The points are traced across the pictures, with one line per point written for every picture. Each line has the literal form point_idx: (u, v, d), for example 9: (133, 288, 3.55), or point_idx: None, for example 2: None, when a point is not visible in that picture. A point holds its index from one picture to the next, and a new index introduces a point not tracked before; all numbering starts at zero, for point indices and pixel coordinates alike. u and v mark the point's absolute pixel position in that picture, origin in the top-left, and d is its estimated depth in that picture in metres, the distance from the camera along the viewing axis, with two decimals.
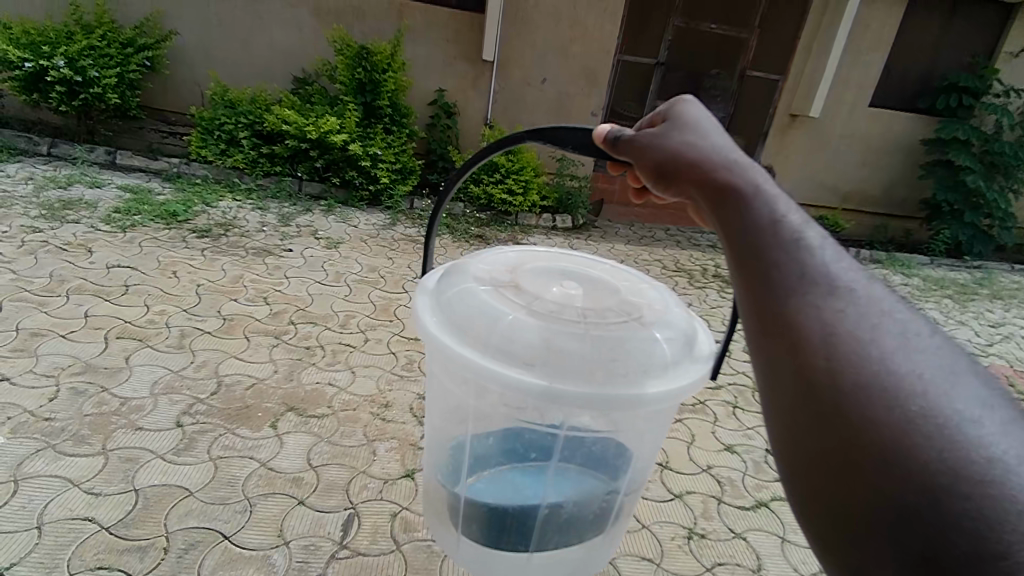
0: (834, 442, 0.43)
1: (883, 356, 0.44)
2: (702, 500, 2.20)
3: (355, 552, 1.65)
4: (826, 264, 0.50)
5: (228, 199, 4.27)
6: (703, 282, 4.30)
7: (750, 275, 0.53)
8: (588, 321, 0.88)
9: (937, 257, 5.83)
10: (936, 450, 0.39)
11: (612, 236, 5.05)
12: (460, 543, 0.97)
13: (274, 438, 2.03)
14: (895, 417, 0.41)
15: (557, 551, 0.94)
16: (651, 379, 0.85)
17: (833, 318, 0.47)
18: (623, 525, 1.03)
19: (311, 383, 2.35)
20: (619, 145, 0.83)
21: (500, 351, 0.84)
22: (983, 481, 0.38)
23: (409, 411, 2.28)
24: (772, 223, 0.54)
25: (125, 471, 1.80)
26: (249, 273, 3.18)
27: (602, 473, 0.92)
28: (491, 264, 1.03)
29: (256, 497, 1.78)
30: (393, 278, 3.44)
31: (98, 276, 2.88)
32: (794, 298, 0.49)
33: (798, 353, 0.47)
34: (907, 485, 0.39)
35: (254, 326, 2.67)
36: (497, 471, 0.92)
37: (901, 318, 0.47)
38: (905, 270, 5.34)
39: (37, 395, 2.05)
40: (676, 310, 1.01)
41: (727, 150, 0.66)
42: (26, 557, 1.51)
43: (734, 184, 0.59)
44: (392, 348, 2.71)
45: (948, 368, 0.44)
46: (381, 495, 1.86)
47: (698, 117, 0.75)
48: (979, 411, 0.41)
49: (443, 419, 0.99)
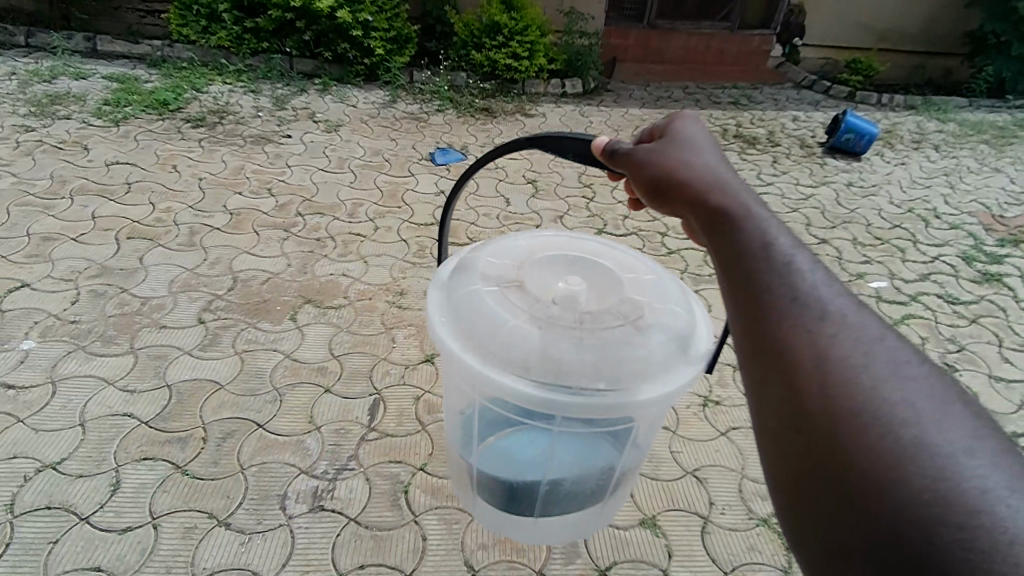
0: (828, 467, 0.49)
1: (876, 387, 0.50)
2: (718, 368, 2.22)
3: (384, 433, 1.72)
4: (815, 288, 0.59)
5: (219, 82, 4.02)
6: (723, 144, 4.06)
7: (745, 294, 0.61)
8: (583, 329, 1.01)
9: (977, 98, 5.30)
10: (928, 479, 0.44)
11: (626, 99, 4.69)
12: (482, 495, 1.25)
13: (296, 330, 2.06)
14: (889, 446, 0.46)
15: (559, 508, 1.20)
16: (641, 384, 0.99)
17: (829, 347, 0.54)
18: (619, 490, 1.25)
19: (326, 275, 2.34)
20: (618, 157, 0.92)
21: (500, 358, 0.98)
22: (974, 511, 0.42)
23: (425, 297, 2.27)
24: (762, 245, 0.64)
25: (156, 368, 1.85)
26: (250, 163, 3.07)
27: (590, 463, 1.11)
28: (500, 259, 1.14)
29: (284, 387, 1.84)
30: (398, 161, 3.29)
31: (99, 174, 2.80)
32: (787, 320, 0.57)
33: (791, 375, 0.54)
34: (898, 514, 0.44)
35: (261, 219, 2.62)
36: (498, 451, 1.14)
37: (893, 349, 0.53)
38: (941, 115, 4.90)
39: (60, 299, 2.07)
40: (676, 301, 1.12)
41: (717, 173, 0.78)
42: (75, 452, 1.60)
43: (726, 209, 0.71)
44: (403, 235, 2.64)
45: (938, 398, 0.49)
46: (404, 379, 1.91)
47: (691, 134, 0.88)
48: (969, 442, 0.46)
49: (457, 400, 1.18)
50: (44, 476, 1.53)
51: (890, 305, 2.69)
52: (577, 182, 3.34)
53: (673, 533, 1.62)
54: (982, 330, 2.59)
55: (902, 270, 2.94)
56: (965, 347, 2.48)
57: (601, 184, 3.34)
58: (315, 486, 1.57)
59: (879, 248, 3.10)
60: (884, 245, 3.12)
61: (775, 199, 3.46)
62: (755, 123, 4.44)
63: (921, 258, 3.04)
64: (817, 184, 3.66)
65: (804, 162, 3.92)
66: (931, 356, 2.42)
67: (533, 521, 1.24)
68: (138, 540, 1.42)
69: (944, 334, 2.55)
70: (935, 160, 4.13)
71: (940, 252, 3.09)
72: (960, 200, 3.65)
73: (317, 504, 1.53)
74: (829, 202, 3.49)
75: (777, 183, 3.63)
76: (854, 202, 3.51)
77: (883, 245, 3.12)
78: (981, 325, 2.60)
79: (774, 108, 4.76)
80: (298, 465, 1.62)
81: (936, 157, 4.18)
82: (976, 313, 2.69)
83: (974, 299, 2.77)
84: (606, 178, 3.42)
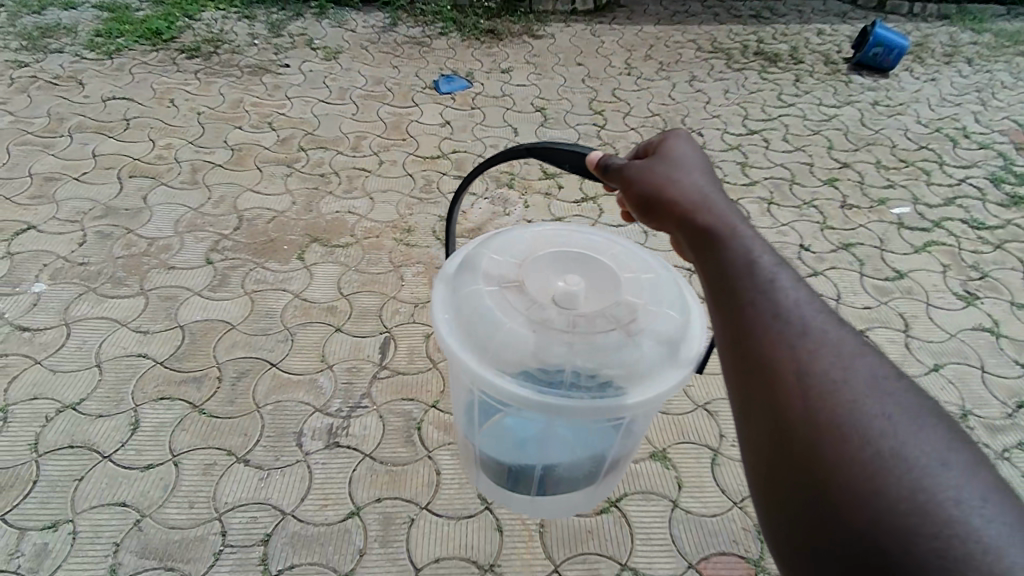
0: (808, 479, 0.52)
1: (855, 403, 0.53)
2: None
3: (395, 371, 1.73)
4: (795, 303, 0.61)
5: (212, 8, 3.83)
6: (743, 62, 3.82)
7: (730, 309, 0.63)
8: (577, 333, 1.01)
9: (1016, 4, 4.93)
10: (907, 491, 0.46)
11: (641, 16, 4.39)
12: (483, 475, 1.31)
13: (304, 269, 2.03)
14: (868, 458, 0.49)
15: (557, 492, 1.25)
16: (630, 389, 1.01)
17: (812, 365, 0.56)
18: (614, 476, 1.30)
19: (332, 212, 2.29)
20: (611, 173, 0.90)
21: (499, 360, 1.01)
22: (951, 521, 0.44)
23: (432, 233, 2.23)
24: (747, 263, 0.65)
25: (167, 310, 1.86)
26: (248, 95, 2.96)
27: (583, 457, 1.16)
28: (501, 255, 1.12)
29: (295, 327, 1.84)
30: (400, 90, 3.15)
31: (96, 111, 2.72)
32: (771, 334, 0.59)
33: (774, 386, 0.57)
34: (874, 522, 0.46)
35: (263, 155, 2.55)
36: (499, 440, 1.19)
37: (872, 363, 0.56)
38: (976, 24, 4.57)
39: (67, 241, 2.06)
40: (673, 302, 1.10)
41: (706, 191, 0.77)
42: (93, 392, 1.63)
43: (710, 227, 0.71)
44: (408, 170, 2.57)
45: (914, 412, 0.52)
46: (413, 318, 1.90)
47: (683, 156, 0.85)
48: (943, 454, 0.49)
49: (458, 392, 1.21)
50: (65, 416, 1.57)
51: (912, 231, 2.59)
52: (587, 109, 3.19)
53: (683, 466, 1.64)
54: (1007, 256, 2.49)
55: (926, 194, 2.81)
56: (987, 274, 2.40)
57: (612, 111, 3.19)
58: (330, 423, 1.60)
59: (903, 170, 2.95)
60: (909, 168, 2.97)
61: (796, 121, 3.29)
62: (778, 39, 4.16)
63: (946, 181, 2.90)
64: (840, 104, 3.46)
65: (828, 81, 3.69)
66: (951, 284, 2.35)
67: (530, 503, 1.30)
68: (161, 476, 1.47)
69: (967, 261, 2.46)
70: (967, 74, 3.87)
71: (967, 175, 2.95)
72: (991, 117, 3.44)
73: (333, 441, 1.57)
74: (853, 123, 3.30)
75: (799, 104, 3.43)
76: (878, 122, 3.33)
77: (907, 167, 2.98)
78: (1006, 251, 2.50)
79: (798, 22, 4.44)
80: (312, 403, 1.64)
81: (968, 71, 3.91)
82: (1002, 238, 2.58)
83: (1000, 224, 2.66)
84: (618, 104, 3.26)
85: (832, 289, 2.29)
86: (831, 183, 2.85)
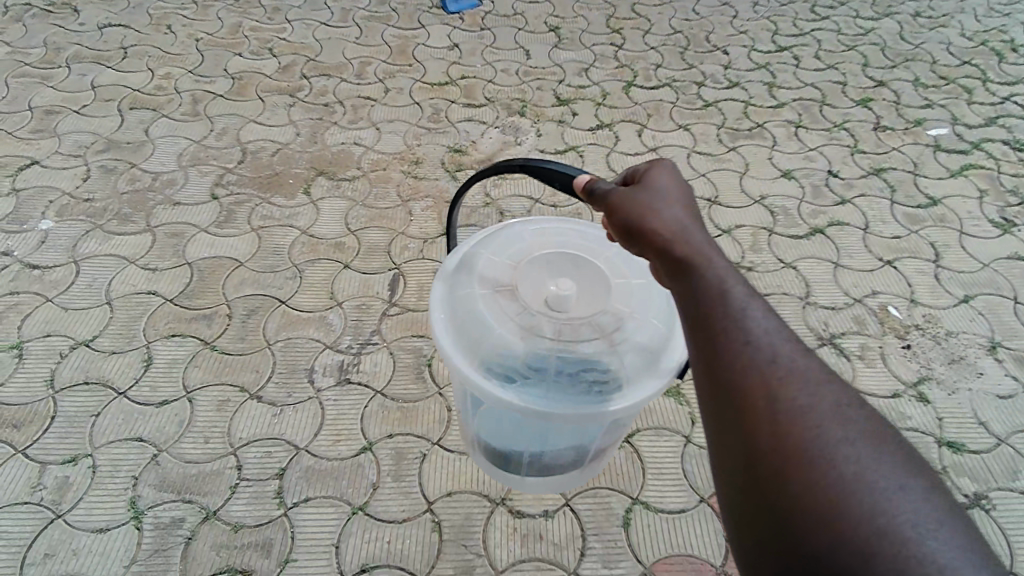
0: (770, 510, 0.49)
1: (820, 429, 0.50)
2: (751, 233, 2.12)
3: (405, 308, 1.71)
4: (767, 333, 0.57)
5: None
6: None
7: (700, 338, 0.59)
8: (562, 341, 1.03)
9: None
10: (869, 516, 0.45)
11: None
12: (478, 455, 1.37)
13: (310, 205, 1.98)
14: (833, 482, 0.47)
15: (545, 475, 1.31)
16: (610, 397, 1.03)
17: (781, 393, 0.53)
18: (598, 464, 1.35)
19: (338, 144, 2.21)
20: (596, 196, 0.86)
21: (486, 363, 1.04)
22: (907, 546, 0.43)
23: (442, 166, 2.15)
24: (719, 291, 0.61)
25: (174, 247, 1.84)
26: (247, 19, 2.81)
27: (568, 451, 1.20)
28: (498, 254, 1.13)
29: (303, 263, 1.81)
30: (406, 10, 2.96)
31: (93, 40, 2.61)
32: (741, 363, 0.55)
33: (746, 415, 0.53)
34: (836, 550, 0.44)
35: (265, 83, 2.45)
36: (489, 430, 1.24)
37: (838, 390, 0.53)
38: None
39: (71, 176, 2.03)
40: (661, 306, 1.09)
41: (687, 226, 0.71)
42: (105, 329, 1.64)
43: (688, 260, 0.66)
44: (416, 98, 2.45)
45: (875, 438, 0.50)
46: (422, 254, 1.85)
47: (668, 183, 0.79)
48: (902, 480, 0.47)
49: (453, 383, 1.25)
50: (79, 353, 1.59)
51: (949, 155, 2.43)
52: (605, 27, 2.98)
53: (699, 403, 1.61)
54: None
55: (966, 113, 2.61)
56: None
57: (631, 29, 2.98)
58: (341, 359, 1.60)
59: (943, 89, 2.74)
60: (949, 85, 2.76)
61: (830, 36, 3.04)
62: None
63: (990, 100, 2.69)
64: (879, 16, 3.19)
65: None
66: (988, 211, 2.21)
67: (520, 481, 1.37)
68: (175, 412, 1.49)
69: (1006, 186, 2.31)
70: None
71: (1012, 92, 2.73)
72: None
73: (344, 377, 1.57)
74: (891, 37, 3.05)
75: (833, 17, 3.17)
76: (919, 35, 3.07)
77: (948, 84, 2.76)
78: None
79: None
80: (323, 339, 1.64)
81: None
82: None
83: None
84: (637, 21, 3.04)
85: (860, 218, 2.18)
86: (864, 103, 2.66)
